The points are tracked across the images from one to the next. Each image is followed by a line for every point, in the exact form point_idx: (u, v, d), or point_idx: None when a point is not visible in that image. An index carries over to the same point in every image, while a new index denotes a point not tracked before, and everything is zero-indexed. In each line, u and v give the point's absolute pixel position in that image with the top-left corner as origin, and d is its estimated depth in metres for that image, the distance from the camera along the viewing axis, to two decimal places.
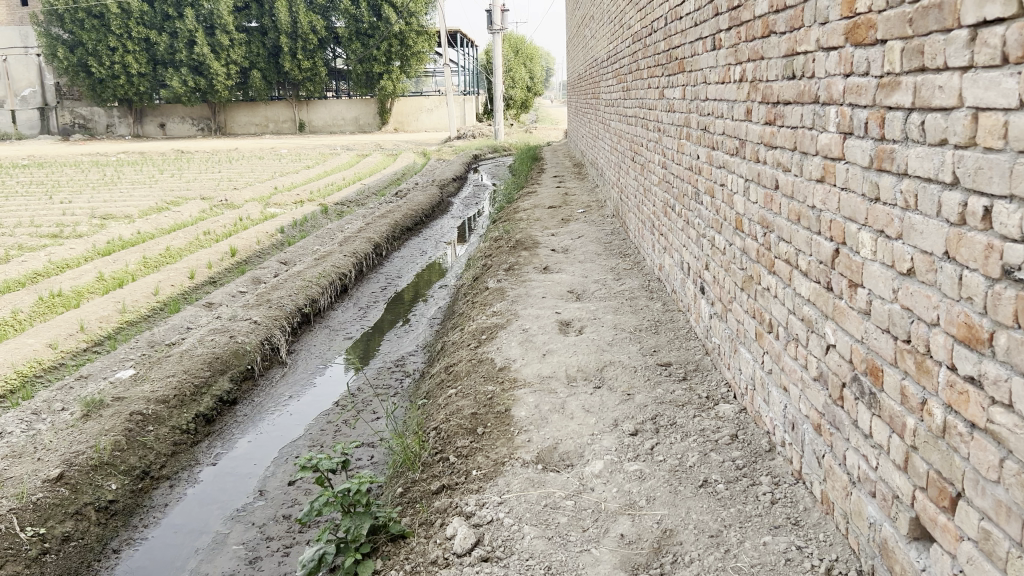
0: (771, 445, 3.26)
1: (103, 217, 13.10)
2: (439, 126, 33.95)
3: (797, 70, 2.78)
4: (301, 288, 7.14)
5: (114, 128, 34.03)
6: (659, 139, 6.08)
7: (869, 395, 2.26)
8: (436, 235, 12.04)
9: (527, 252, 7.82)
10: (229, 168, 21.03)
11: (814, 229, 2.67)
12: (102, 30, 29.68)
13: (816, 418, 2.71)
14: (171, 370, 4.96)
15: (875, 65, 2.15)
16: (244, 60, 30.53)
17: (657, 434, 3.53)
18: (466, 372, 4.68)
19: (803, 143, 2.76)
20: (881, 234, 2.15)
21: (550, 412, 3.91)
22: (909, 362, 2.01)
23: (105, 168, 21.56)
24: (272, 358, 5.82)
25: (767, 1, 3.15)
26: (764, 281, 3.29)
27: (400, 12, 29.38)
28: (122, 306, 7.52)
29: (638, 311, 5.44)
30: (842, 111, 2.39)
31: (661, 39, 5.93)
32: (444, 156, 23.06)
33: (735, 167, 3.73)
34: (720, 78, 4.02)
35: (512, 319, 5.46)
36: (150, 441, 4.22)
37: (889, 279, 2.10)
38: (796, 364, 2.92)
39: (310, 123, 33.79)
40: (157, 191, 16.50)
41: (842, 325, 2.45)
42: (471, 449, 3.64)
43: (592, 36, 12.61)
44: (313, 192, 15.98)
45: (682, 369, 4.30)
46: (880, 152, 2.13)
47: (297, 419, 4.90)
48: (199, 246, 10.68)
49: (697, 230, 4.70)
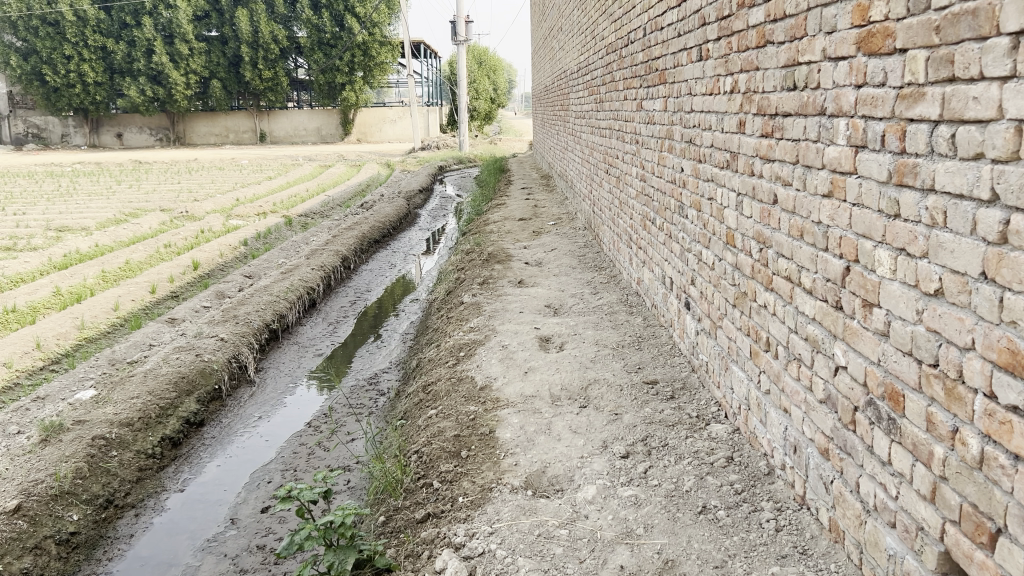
0: (769, 467, 3.16)
1: (59, 229, 12.70)
2: (403, 137, 33.73)
3: (800, 81, 2.69)
4: (269, 303, 6.92)
5: (69, 138, 33.31)
6: (636, 151, 5.99)
7: (887, 420, 2.16)
8: (404, 247, 11.85)
9: (500, 265, 7.69)
10: (189, 179, 20.63)
11: (820, 246, 2.57)
12: (57, 39, 29.04)
13: (823, 442, 2.61)
14: (135, 391, 4.72)
15: (894, 75, 2.06)
16: (204, 69, 30.07)
17: (649, 457, 3.41)
18: (446, 392, 4.52)
19: (806, 157, 2.67)
20: (902, 252, 2.05)
21: (536, 433, 3.77)
22: (936, 387, 1.91)
23: (60, 178, 21.04)
24: (240, 377, 5.60)
25: (763, 10, 3.06)
26: (760, 297, 3.19)
27: (364, 23, 29.21)
28: (80, 322, 7.24)
29: (619, 326, 5.33)
30: (854, 123, 2.30)
31: (638, 49, 5.84)
32: (409, 168, 22.87)
33: (726, 180, 3.63)
34: (707, 89, 3.93)
35: (491, 335, 5.31)
36: (114, 467, 3.99)
37: (911, 299, 2.00)
38: (798, 386, 2.82)
39: (272, 133, 33.39)
40: (115, 202, 16.09)
41: (854, 346, 2.35)
42: (456, 474, 3.48)
43: (560, 47, 12.55)
44: (276, 203, 15.69)
45: (669, 387, 4.19)
46: (900, 166, 2.04)
47: (268, 442, 4.70)
48: (160, 259, 10.38)
49: (681, 244, 4.60)
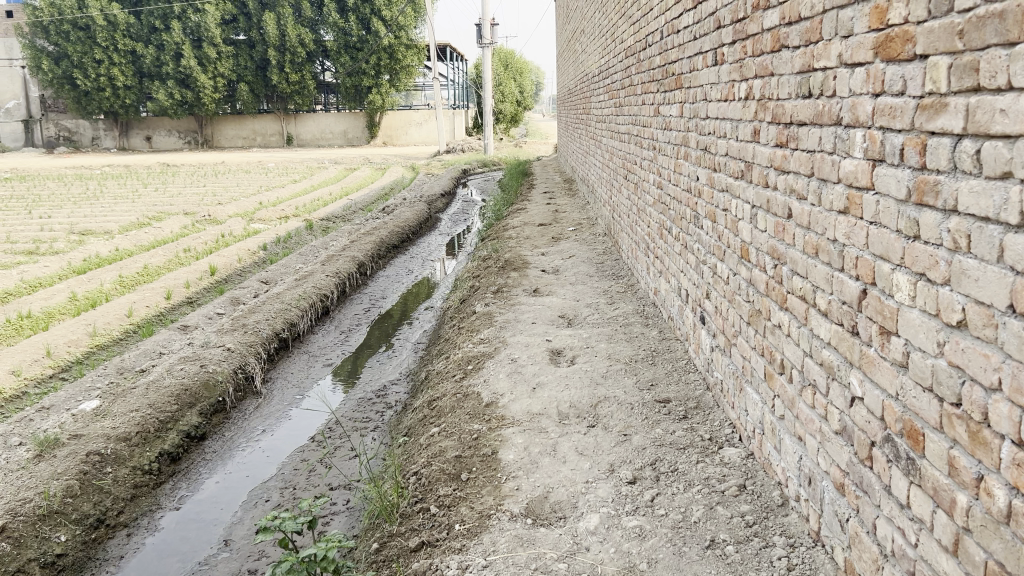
0: (783, 498, 2.98)
1: (82, 233, 12.73)
2: (428, 140, 33.70)
3: (815, 89, 2.51)
4: (280, 311, 6.83)
5: (100, 141, 33.66)
6: (654, 157, 5.81)
7: (906, 460, 1.98)
8: (424, 252, 11.73)
9: (517, 272, 7.54)
10: (215, 182, 20.69)
11: (836, 265, 2.39)
12: (88, 43, 29.32)
13: (838, 477, 2.43)
14: (135, 404, 4.62)
15: (914, 83, 1.88)
16: (232, 73, 30.24)
17: (657, 483, 3.24)
18: (450, 408, 4.37)
19: (822, 169, 2.49)
20: (922, 277, 1.87)
21: (541, 455, 3.61)
22: (959, 429, 1.73)
23: (88, 181, 21.19)
24: (246, 389, 5.50)
25: (778, 12, 2.89)
26: (774, 317, 3.02)
27: (390, 26, 29.19)
28: (93, 329, 7.19)
29: (633, 339, 5.15)
30: (871, 135, 2.12)
31: (656, 52, 5.65)
32: (433, 171, 22.76)
33: (741, 191, 3.45)
34: (722, 95, 3.76)
35: (501, 347, 5.16)
36: (108, 484, 3.90)
37: (932, 329, 1.82)
38: (813, 414, 2.64)
39: (298, 136, 33.52)
40: (139, 206, 16.13)
41: (870, 376, 2.17)
42: (454, 499, 3.34)
43: (583, 50, 12.34)
44: (298, 207, 15.65)
45: (682, 406, 4.01)
46: (920, 183, 1.86)
47: (269, 457, 4.58)
48: (178, 264, 10.34)
49: (696, 255, 4.42)
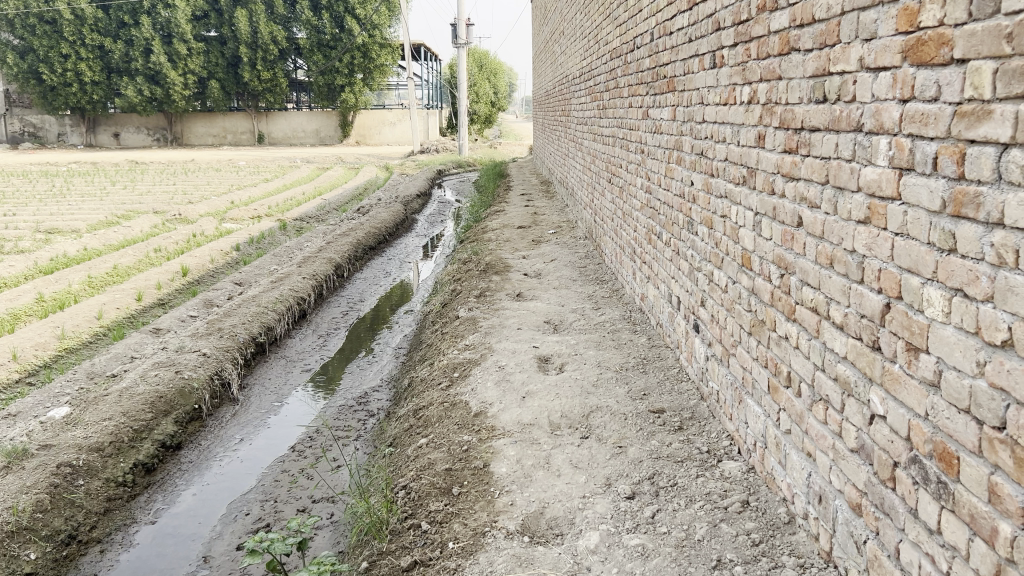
0: (789, 516, 2.89)
1: (48, 231, 12.40)
2: (402, 140, 33.49)
3: (831, 94, 2.43)
4: (256, 314, 6.64)
5: (66, 138, 33.01)
6: (642, 161, 5.72)
7: (936, 483, 1.89)
8: (400, 254, 11.57)
9: (499, 276, 7.42)
10: (184, 181, 20.32)
11: (854, 277, 2.31)
12: (54, 38, 28.73)
13: (855, 497, 2.34)
14: (108, 412, 4.44)
15: (951, 89, 1.79)
16: (202, 69, 29.80)
17: (657, 499, 3.13)
18: (438, 417, 4.24)
19: (838, 177, 2.40)
20: (958, 292, 1.78)
21: (534, 468, 3.49)
22: (1002, 454, 1.64)
23: (54, 178, 20.70)
24: (222, 396, 5.32)
25: (787, 12, 2.80)
26: (780, 328, 2.93)
27: (364, 24, 28.90)
28: (60, 332, 6.95)
29: (622, 346, 5.05)
30: (898, 142, 2.03)
31: (645, 54, 5.55)
32: (408, 172, 22.54)
33: (742, 197, 3.37)
34: (722, 99, 3.66)
35: (487, 354, 5.04)
36: (80, 498, 3.72)
37: (971, 348, 1.74)
38: (825, 430, 2.55)
39: (270, 135, 33.15)
40: (108, 204, 15.77)
41: (895, 394, 2.08)
42: (446, 514, 3.21)
43: (562, 51, 12.20)
44: (271, 206, 15.41)
45: (677, 417, 3.91)
46: (957, 195, 1.78)
47: (248, 468, 4.42)
48: (149, 264, 10.08)
49: (689, 262, 4.34)
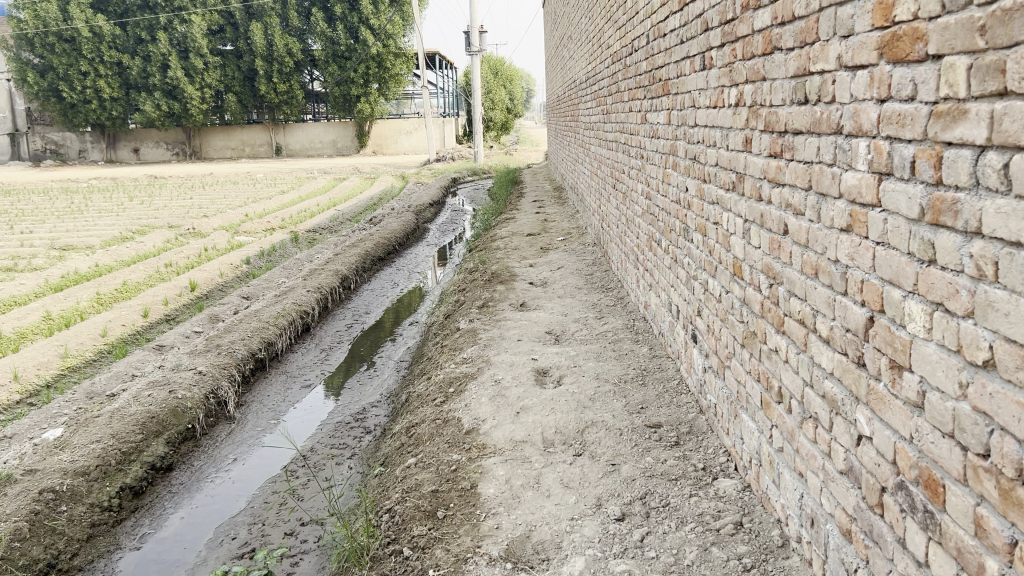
0: (784, 539, 2.75)
1: (62, 249, 12.43)
2: (418, 149, 33.53)
3: (812, 94, 2.29)
4: (257, 330, 6.57)
5: (87, 154, 33.31)
6: (641, 166, 5.60)
7: (923, 512, 1.75)
8: (410, 264, 11.50)
9: (504, 286, 7.31)
10: (200, 195, 20.37)
11: (838, 289, 2.17)
12: (73, 55, 28.81)
13: (845, 522, 2.21)
14: (97, 434, 4.37)
15: (927, 87, 1.66)
16: (219, 83, 29.98)
17: (647, 520, 3.00)
18: (429, 435, 4.13)
19: (821, 182, 2.27)
20: (939, 306, 1.64)
21: (523, 488, 3.37)
22: (987, 484, 1.50)
23: (72, 194, 20.80)
24: (218, 414, 5.25)
25: (769, 10, 2.67)
26: (771, 340, 2.79)
27: (378, 34, 28.95)
28: (64, 351, 6.92)
29: (622, 356, 4.92)
30: (876, 145, 1.90)
31: (642, 57, 5.43)
32: (423, 180, 22.51)
33: (732, 204, 3.23)
34: (711, 101, 3.53)
35: (484, 367, 4.93)
36: (62, 524, 3.66)
37: (953, 367, 1.60)
38: (815, 450, 2.41)
39: (287, 146, 33.30)
40: (123, 219, 15.81)
41: (880, 414, 1.95)
42: (429, 539, 3.11)
43: (570, 56, 12.11)
44: (284, 218, 15.41)
45: (674, 431, 3.77)
46: (935, 202, 1.64)
47: (239, 489, 4.34)
48: (159, 279, 10.06)
49: (686, 270, 4.20)
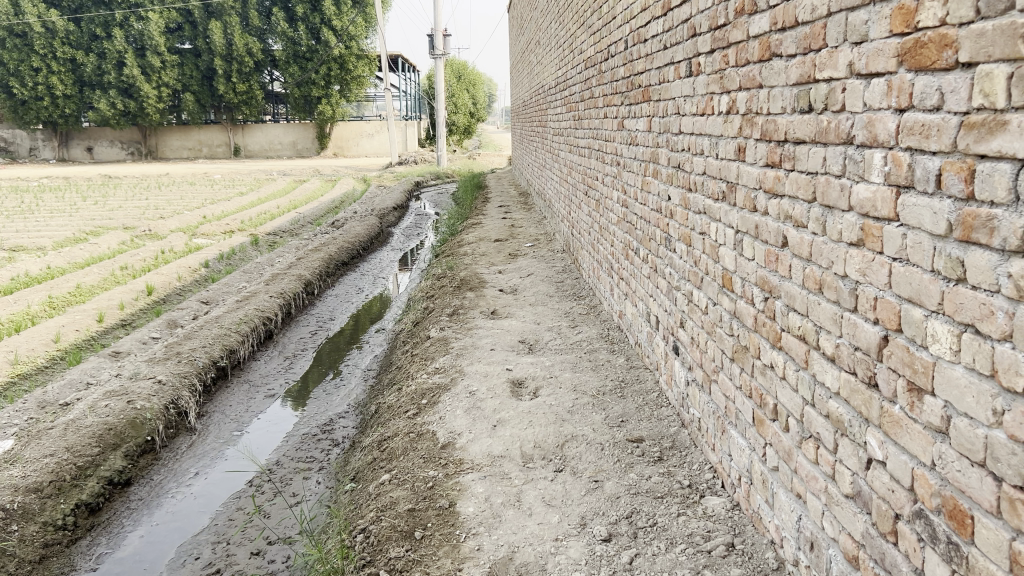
0: (778, 562, 2.67)
1: (12, 250, 12.01)
2: (380, 152, 33.26)
3: (818, 102, 2.21)
4: (218, 337, 6.35)
5: (38, 152, 32.48)
6: (617, 173, 5.51)
7: (947, 544, 1.67)
8: (374, 269, 11.29)
9: (474, 292, 7.17)
10: (156, 195, 19.91)
11: (845, 305, 2.09)
12: (25, 51, 28.10)
13: (852, 548, 2.12)
14: (51, 447, 4.14)
15: (956, 95, 1.58)
16: (176, 82, 29.38)
17: (635, 541, 2.89)
18: (403, 450, 3.99)
19: (827, 194, 2.18)
20: (969, 328, 1.56)
21: (504, 506, 3.25)
22: None
23: (22, 193, 20.19)
24: (178, 425, 5.04)
25: (767, 15, 2.58)
26: (765, 356, 2.70)
27: (340, 36, 28.59)
28: (13, 357, 6.63)
29: (598, 367, 4.82)
30: (894, 157, 1.82)
31: (620, 63, 5.32)
32: (386, 183, 22.27)
33: (721, 214, 3.15)
34: (698, 109, 3.45)
35: (458, 378, 4.78)
36: (12, 546, 3.45)
37: (986, 393, 1.52)
38: (816, 471, 2.33)
39: (246, 147, 32.83)
40: (76, 219, 15.36)
41: (895, 439, 1.86)
42: (407, 563, 2.97)
43: (538, 61, 12.01)
44: (244, 220, 15.10)
45: (656, 447, 3.67)
46: (966, 218, 1.56)
47: (202, 506, 4.16)
48: (114, 282, 9.75)
49: (668, 280, 4.10)
